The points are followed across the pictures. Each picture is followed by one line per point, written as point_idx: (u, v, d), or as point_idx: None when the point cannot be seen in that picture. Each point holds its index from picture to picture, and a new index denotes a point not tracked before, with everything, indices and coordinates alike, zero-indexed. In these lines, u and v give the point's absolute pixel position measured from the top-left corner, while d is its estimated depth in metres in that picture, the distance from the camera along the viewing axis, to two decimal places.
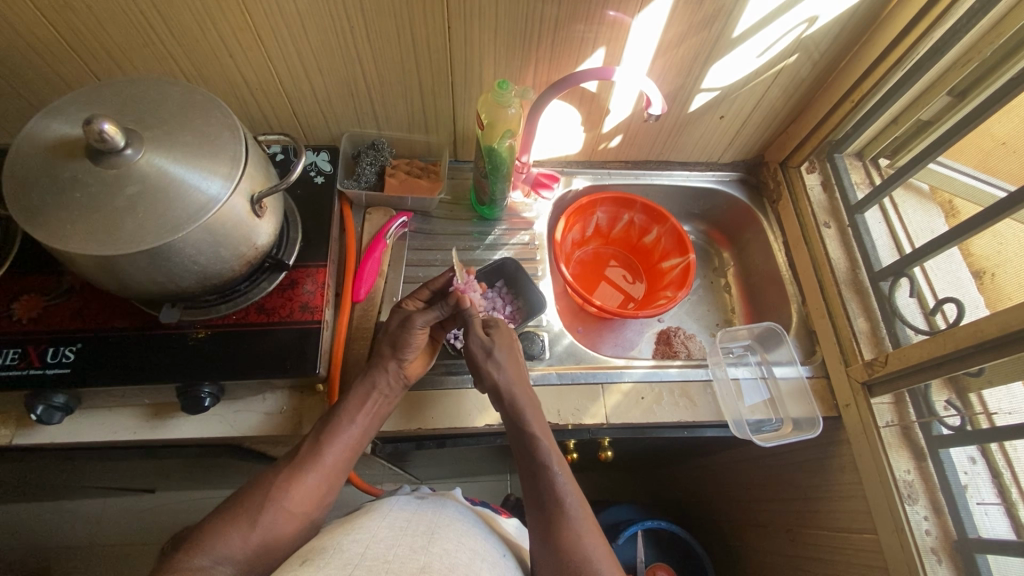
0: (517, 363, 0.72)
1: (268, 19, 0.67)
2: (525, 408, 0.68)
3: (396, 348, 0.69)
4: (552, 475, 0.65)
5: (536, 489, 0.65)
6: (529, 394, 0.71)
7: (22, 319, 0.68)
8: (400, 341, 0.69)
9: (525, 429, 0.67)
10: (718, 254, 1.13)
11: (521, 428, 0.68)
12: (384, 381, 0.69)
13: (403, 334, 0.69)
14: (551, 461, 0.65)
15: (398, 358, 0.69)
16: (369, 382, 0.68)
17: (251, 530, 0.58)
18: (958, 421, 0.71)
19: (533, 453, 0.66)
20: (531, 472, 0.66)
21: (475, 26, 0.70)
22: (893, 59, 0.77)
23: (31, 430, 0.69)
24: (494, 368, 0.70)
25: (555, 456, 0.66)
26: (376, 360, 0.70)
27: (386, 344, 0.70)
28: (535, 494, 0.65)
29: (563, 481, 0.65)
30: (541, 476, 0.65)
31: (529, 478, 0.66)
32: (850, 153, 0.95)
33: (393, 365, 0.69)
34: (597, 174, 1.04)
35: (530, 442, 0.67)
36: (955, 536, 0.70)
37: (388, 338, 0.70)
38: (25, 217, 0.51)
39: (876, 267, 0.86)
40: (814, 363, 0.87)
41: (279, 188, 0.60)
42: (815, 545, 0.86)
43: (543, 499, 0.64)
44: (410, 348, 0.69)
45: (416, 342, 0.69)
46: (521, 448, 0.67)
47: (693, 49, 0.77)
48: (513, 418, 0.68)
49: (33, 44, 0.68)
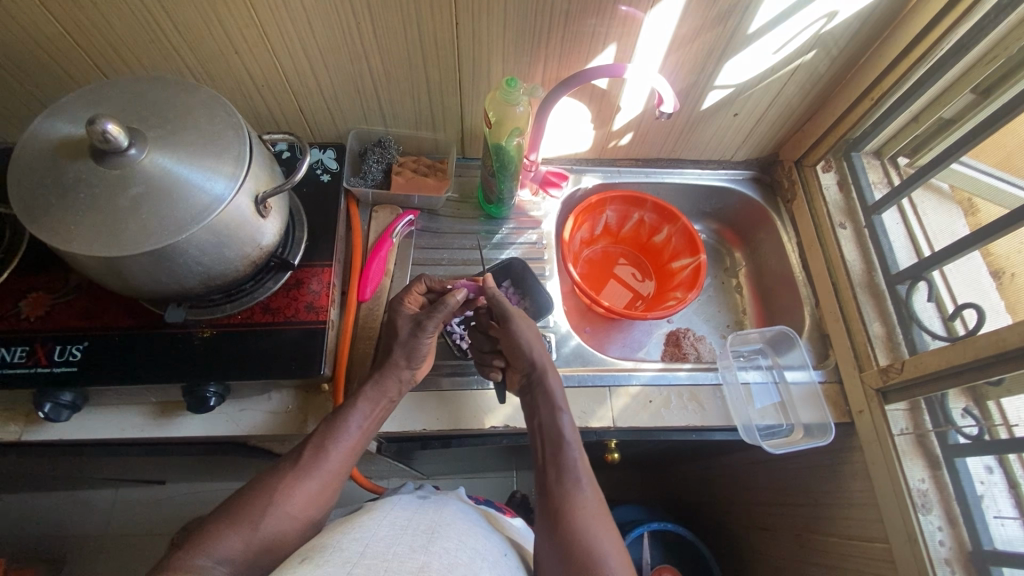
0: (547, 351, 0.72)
1: (273, 15, 0.66)
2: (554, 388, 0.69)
3: (410, 359, 0.68)
4: (572, 456, 0.65)
5: (554, 467, 0.65)
6: (556, 375, 0.71)
7: (29, 317, 0.68)
8: (414, 350, 0.68)
9: (551, 407, 0.68)
10: (729, 253, 1.11)
11: (545, 405, 0.68)
12: (394, 388, 0.69)
13: (416, 343, 0.68)
14: (572, 442, 0.66)
15: (410, 368, 0.69)
16: (380, 391, 0.67)
17: (251, 535, 0.57)
18: (975, 431, 0.69)
19: (555, 435, 0.66)
20: (550, 451, 0.66)
21: (484, 21, 0.68)
22: (916, 55, 0.75)
23: (40, 427, 0.69)
24: (524, 346, 0.70)
25: (576, 437, 0.66)
26: (388, 368, 0.68)
27: (399, 353, 0.69)
28: (549, 474, 0.65)
29: (580, 463, 0.65)
30: (562, 461, 0.65)
31: (547, 456, 0.66)
32: (867, 152, 0.92)
33: (407, 374, 0.69)
34: (607, 173, 1.02)
35: (555, 420, 0.67)
36: (968, 546, 0.68)
37: (402, 347, 0.69)
38: (29, 218, 0.51)
39: (893, 270, 0.84)
40: (826, 367, 0.86)
41: (284, 188, 0.59)
42: (825, 551, 0.85)
43: (559, 477, 0.64)
44: (422, 357, 0.69)
45: (427, 348, 0.69)
46: (541, 427, 0.68)
47: (707, 45, 0.75)
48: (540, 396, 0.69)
49: (38, 40, 0.68)
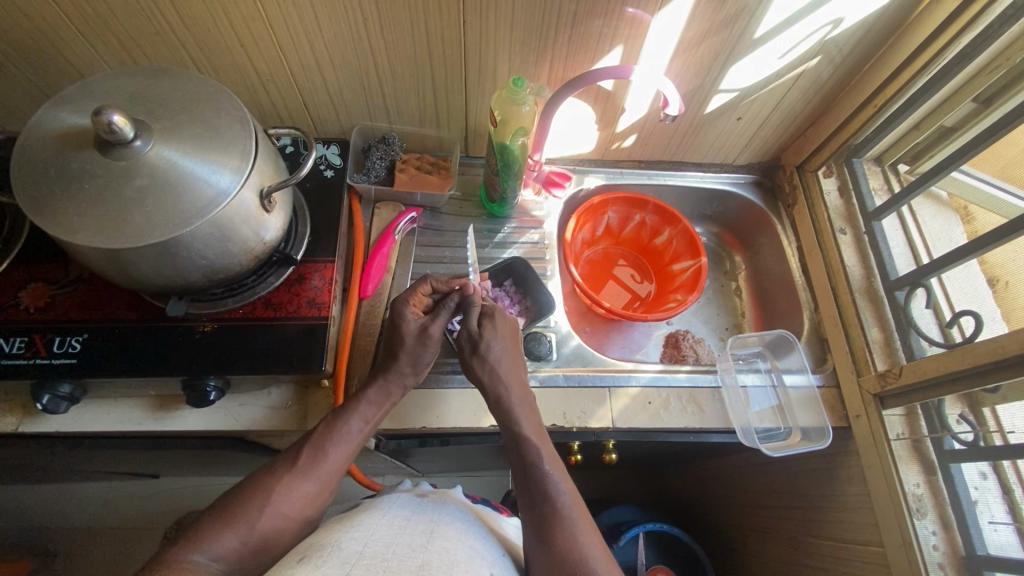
0: (506, 359, 0.71)
1: (280, 10, 0.66)
2: (517, 406, 0.67)
3: (416, 365, 0.69)
4: (546, 476, 0.63)
5: (529, 489, 0.64)
6: (520, 391, 0.70)
7: (28, 308, 0.67)
8: (419, 357, 0.69)
9: (516, 427, 0.67)
10: (729, 257, 1.12)
11: (512, 427, 0.67)
12: (397, 393, 0.69)
13: (422, 351, 0.69)
14: (544, 462, 0.64)
15: (415, 374, 0.70)
16: (383, 395, 0.68)
17: (249, 533, 0.57)
18: (971, 437, 0.69)
19: (522, 449, 0.65)
20: (523, 472, 0.65)
21: (491, 19, 0.68)
22: (919, 64, 0.75)
23: (37, 419, 0.68)
24: (481, 364, 0.70)
25: (547, 454, 0.65)
26: (392, 373, 0.68)
27: (404, 361, 0.69)
28: (527, 496, 0.64)
29: (555, 478, 0.63)
30: (533, 475, 0.64)
31: (521, 479, 0.65)
32: (868, 159, 0.93)
33: (411, 380, 0.70)
34: (609, 174, 1.02)
35: (521, 441, 0.66)
36: (962, 552, 0.69)
37: (407, 355, 0.69)
38: (32, 208, 0.51)
39: (892, 276, 0.84)
40: (825, 372, 0.86)
41: (289, 184, 0.58)
42: (819, 554, 0.85)
43: (536, 499, 0.63)
44: (426, 363, 0.70)
45: (431, 356, 0.70)
46: (511, 447, 0.66)
47: (713, 49, 0.76)
48: (503, 421, 0.68)
49: (41, 29, 0.67)
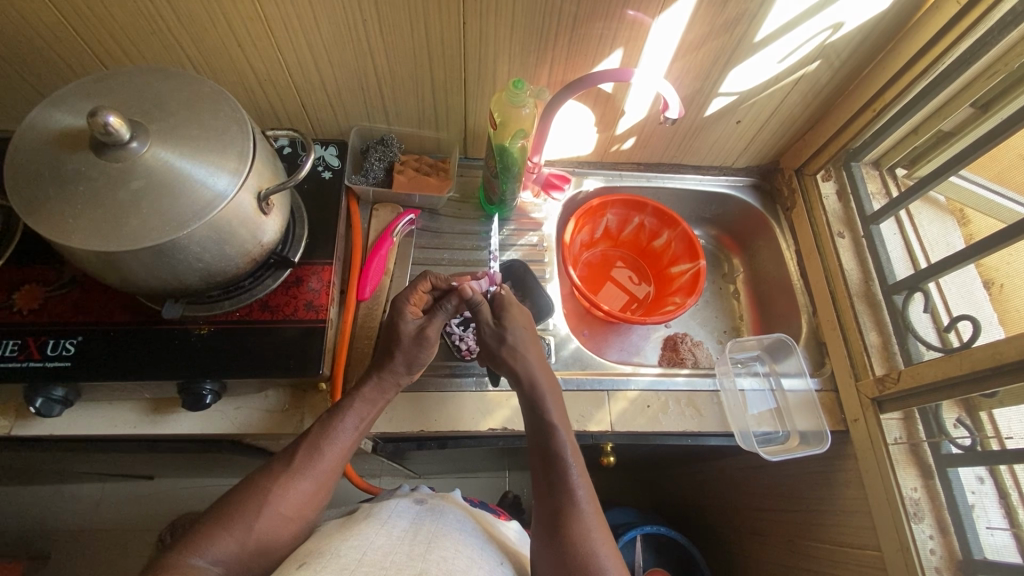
0: (536, 351, 0.71)
1: (279, 10, 0.65)
2: (546, 396, 0.68)
3: (410, 365, 0.68)
4: (567, 467, 0.64)
5: (549, 478, 0.64)
6: (549, 382, 0.70)
7: (22, 311, 0.67)
8: (414, 358, 0.68)
9: (543, 416, 0.67)
10: (728, 260, 1.12)
11: (539, 416, 0.67)
12: (391, 390, 0.69)
13: (417, 352, 0.68)
14: (567, 454, 0.64)
15: (409, 373, 0.69)
16: (378, 392, 0.68)
17: (246, 537, 0.56)
18: (968, 442, 0.70)
19: (546, 439, 0.66)
20: (545, 461, 0.65)
21: (491, 21, 0.68)
22: (918, 69, 0.76)
23: (30, 422, 0.68)
24: (513, 355, 0.70)
25: (571, 446, 0.65)
26: (386, 372, 0.68)
27: (399, 360, 0.68)
28: (546, 486, 0.64)
29: (575, 472, 0.63)
30: (554, 466, 0.64)
31: (542, 469, 0.65)
32: (867, 162, 0.93)
33: (404, 378, 0.70)
34: (608, 176, 1.02)
35: (548, 430, 0.66)
36: (959, 556, 0.69)
37: (402, 354, 0.68)
38: (26, 210, 0.50)
39: (890, 280, 0.85)
40: (823, 376, 0.86)
41: (287, 186, 0.58)
42: (816, 557, 0.85)
43: (555, 490, 0.63)
44: (421, 363, 0.70)
45: (426, 357, 0.69)
46: (536, 436, 0.67)
47: (713, 53, 0.76)
48: (532, 409, 0.68)
49: (35, 28, 0.66)
